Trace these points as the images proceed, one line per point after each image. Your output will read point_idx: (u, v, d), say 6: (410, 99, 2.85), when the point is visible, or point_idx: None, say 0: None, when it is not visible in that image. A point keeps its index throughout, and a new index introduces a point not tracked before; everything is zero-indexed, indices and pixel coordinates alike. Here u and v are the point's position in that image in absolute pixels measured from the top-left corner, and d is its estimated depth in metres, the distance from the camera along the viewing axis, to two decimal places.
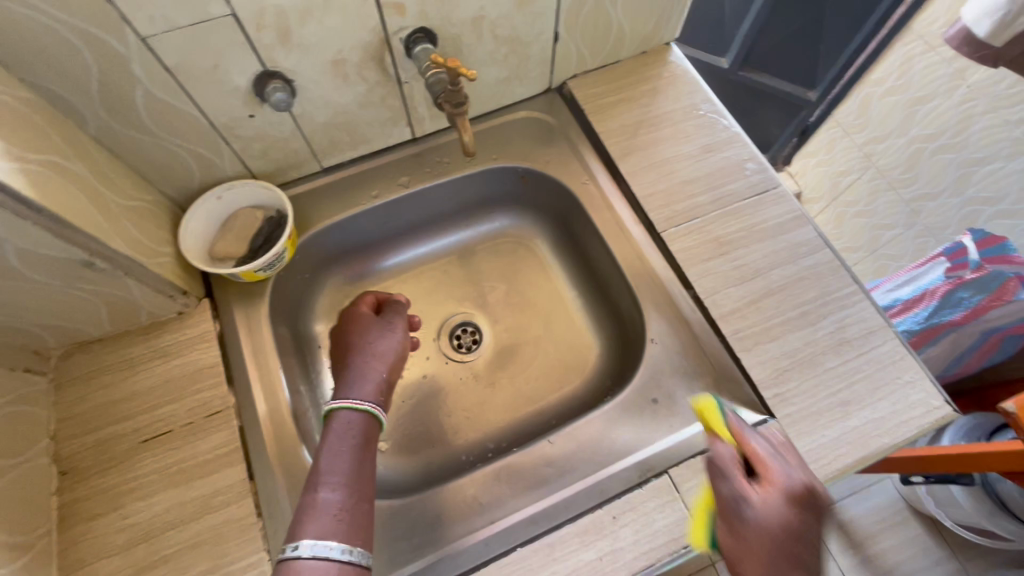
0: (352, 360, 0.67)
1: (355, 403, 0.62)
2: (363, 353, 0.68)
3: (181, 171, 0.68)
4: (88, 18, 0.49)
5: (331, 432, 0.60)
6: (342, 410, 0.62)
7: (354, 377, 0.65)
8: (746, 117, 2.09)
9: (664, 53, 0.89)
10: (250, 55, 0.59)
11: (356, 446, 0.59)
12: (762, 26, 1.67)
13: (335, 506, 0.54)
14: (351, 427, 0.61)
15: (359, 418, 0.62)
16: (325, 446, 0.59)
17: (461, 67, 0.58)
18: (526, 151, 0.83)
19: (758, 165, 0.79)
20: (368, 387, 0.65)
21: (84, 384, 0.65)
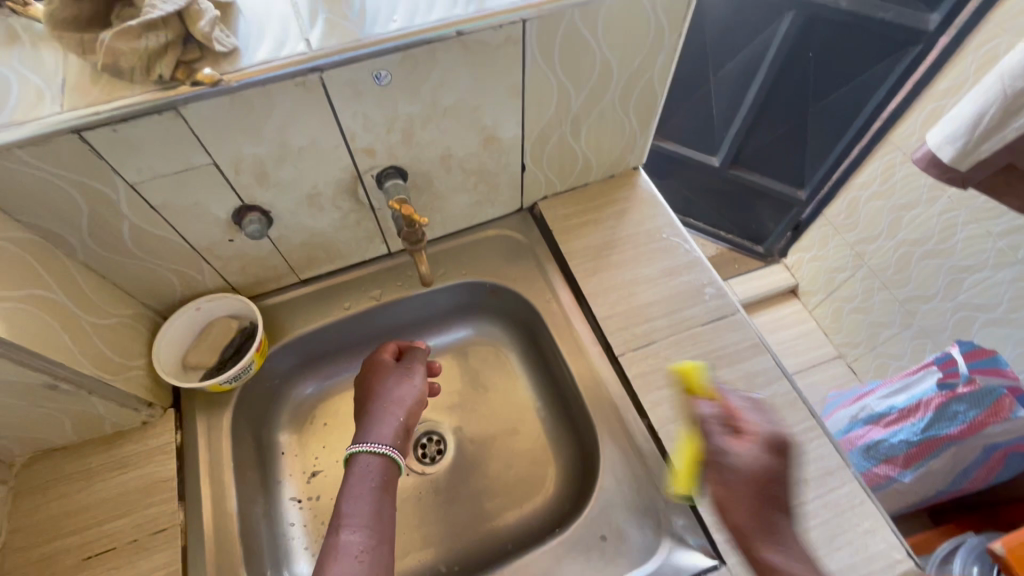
0: (375, 404, 0.69)
1: (374, 447, 0.64)
2: (384, 399, 0.70)
3: (163, 286, 0.72)
4: (80, 172, 0.55)
5: (353, 476, 0.62)
6: (363, 454, 0.63)
7: (375, 421, 0.67)
8: (739, 212, 2.10)
9: (633, 176, 0.94)
10: (230, 195, 0.64)
11: (375, 490, 0.62)
12: (747, 130, 1.76)
13: (357, 548, 0.56)
14: (370, 470, 0.63)
15: (377, 461, 0.64)
16: (346, 490, 0.62)
17: (415, 214, 0.64)
18: (494, 268, 0.88)
19: (717, 290, 0.81)
20: (385, 430, 0.67)
21: (40, 494, 0.66)
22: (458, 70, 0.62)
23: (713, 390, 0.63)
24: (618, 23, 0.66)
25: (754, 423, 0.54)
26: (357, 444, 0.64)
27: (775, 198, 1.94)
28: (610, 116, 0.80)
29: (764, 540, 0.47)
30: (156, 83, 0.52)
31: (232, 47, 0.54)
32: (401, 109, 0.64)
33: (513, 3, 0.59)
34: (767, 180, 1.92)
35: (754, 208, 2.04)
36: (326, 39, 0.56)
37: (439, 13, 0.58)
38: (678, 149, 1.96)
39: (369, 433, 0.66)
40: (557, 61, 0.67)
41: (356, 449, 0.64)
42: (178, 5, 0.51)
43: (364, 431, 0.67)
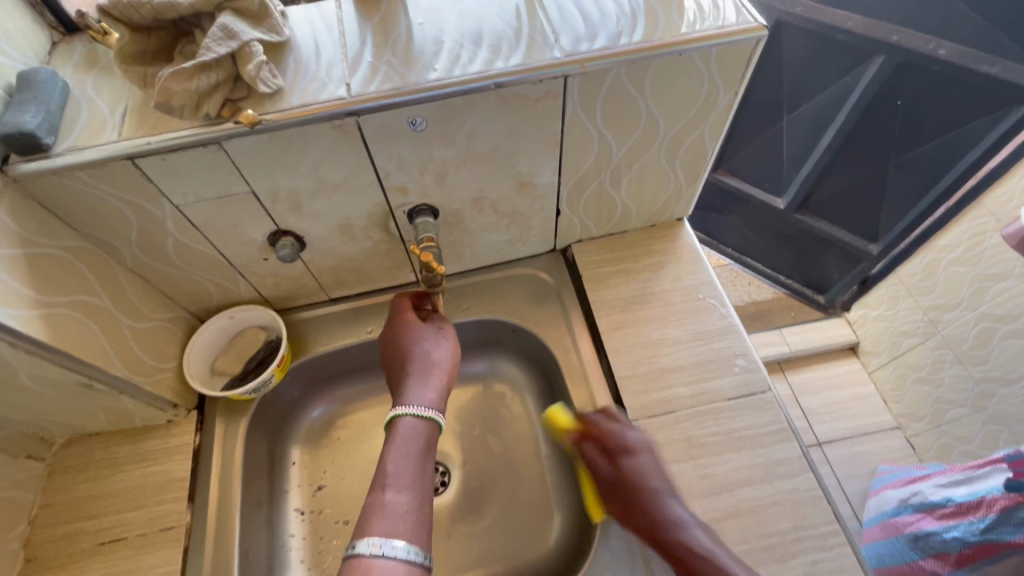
0: (412, 362, 0.68)
1: (417, 411, 0.63)
2: (421, 357, 0.69)
3: (202, 294, 0.77)
4: (131, 193, 0.59)
5: (400, 436, 0.61)
6: (410, 415, 0.63)
7: (414, 380, 0.67)
8: (801, 257, 1.95)
9: (675, 227, 0.90)
10: (266, 219, 0.67)
11: (420, 453, 0.62)
12: (820, 174, 1.63)
13: (404, 507, 0.56)
14: (415, 434, 0.62)
15: (421, 425, 0.64)
16: (390, 448, 0.61)
17: (433, 264, 0.66)
18: (518, 307, 0.86)
19: (749, 363, 0.76)
20: (427, 392, 0.66)
21: (72, 475, 0.72)
22: (494, 120, 0.62)
23: (577, 418, 0.71)
24: (667, 82, 0.64)
25: (620, 432, 0.67)
26: (401, 405, 0.63)
27: (841, 247, 1.78)
28: (654, 169, 0.77)
29: (677, 530, 0.59)
30: (203, 119, 0.55)
31: (276, 87, 0.56)
32: (434, 153, 0.64)
33: (555, 59, 0.58)
34: (834, 228, 1.77)
35: (817, 256, 1.89)
36: (366, 84, 0.57)
37: (479, 65, 0.58)
38: (740, 185, 1.86)
39: (411, 394, 0.65)
40: (599, 115, 0.65)
41: (401, 410, 0.63)
42: (231, 48, 0.54)
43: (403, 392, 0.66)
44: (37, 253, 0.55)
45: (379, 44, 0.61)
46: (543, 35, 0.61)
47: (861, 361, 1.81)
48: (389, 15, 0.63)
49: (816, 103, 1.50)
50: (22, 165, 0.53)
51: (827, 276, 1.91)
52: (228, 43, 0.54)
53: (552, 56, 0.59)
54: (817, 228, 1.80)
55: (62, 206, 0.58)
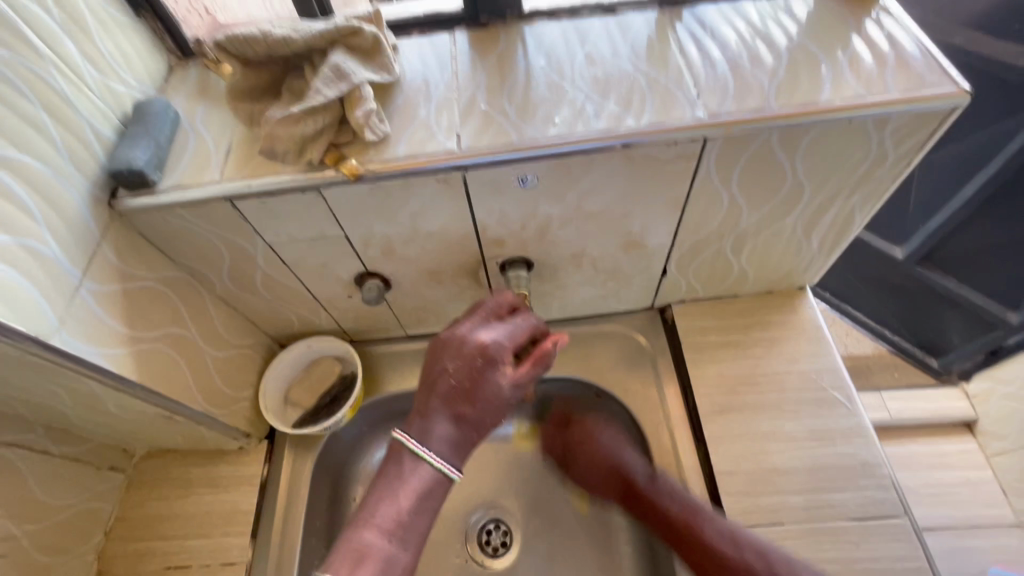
0: (460, 408, 0.50)
1: (438, 464, 0.50)
2: (474, 412, 0.50)
3: (283, 322, 0.75)
4: (229, 231, 0.57)
5: (418, 486, 0.49)
6: (429, 465, 0.50)
7: (446, 425, 0.50)
8: (910, 312, 1.22)
9: (796, 297, 0.78)
10: (356, 261, 0.63)
11: (434, 511, 0.50)
12: (952, 230, 1.08)
13: (396, 569, 0.46)
14: (435, 487, 0.50)
15: (442, 481, 0.50)
16: (400, 492, 0.49)
17: None
18: (605, 368, 0.79)
19: (880, 478, 0.64)
20: (461, 451, 0.51)
21: (146, 490, 0.73)
22: (614, 180, 0.54)
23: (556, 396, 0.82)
24: (824, 150, 0.54)
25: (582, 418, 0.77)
26: (428, 452, 0.49)
27: (957, 305, 1.12)
28: (784, 237, 0.67)
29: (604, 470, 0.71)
30: (306, 164, 0.52)
31: (382, 134, 0.52)
32: (540, 211, 0.57)
33: (696, 120, 0.50)
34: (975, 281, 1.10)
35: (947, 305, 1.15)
36: (478, 136, 0.52)
37: (606, 120, 0.51)
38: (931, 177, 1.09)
39: (444, 448, 0.50)
40: (733, 180, 0.56)
41: (423, 452, 0.50)
42: (340, 91, 0.50)
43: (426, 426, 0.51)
44: (135, 288, 0.55)
45: (494, 88, 0.55)
46: (681, 89, 0.52)
47: (978, 442, 1.03)
48: (508, 54, 0.57)
49: (984, 134, 0.99)
50: (128, 200, 0.52)
51: (941, 344, 1.17)
52: (337, 86, 0.50)
53: (693, 115, 0.50)
54: (937, 282, 1.14)
55: (164, 239, 0.57)
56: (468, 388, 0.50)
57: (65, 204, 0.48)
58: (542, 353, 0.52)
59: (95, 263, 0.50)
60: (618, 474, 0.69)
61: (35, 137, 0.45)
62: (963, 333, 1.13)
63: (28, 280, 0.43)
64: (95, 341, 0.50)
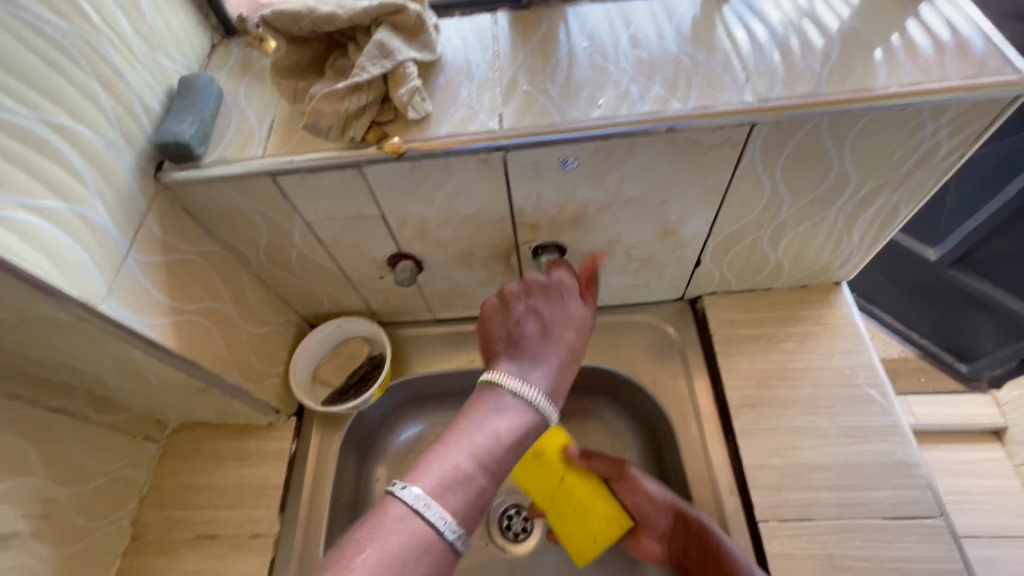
0: (545, 341, 0.50)
1: (532, 396, 0.46)
2: (558, 342, 0.50)
3: (315, 301, 0.76)
4: (268, 207, 0.57)
5: (505, 406, 0.46)
6: (522, 396, 0.46)
7: (534, 359, 0.49)
8: (938, 313, 1.16)
9: (832, 292, 0.77)
10: (390, 242, 0.64)
11: (521, 434, 0.45)
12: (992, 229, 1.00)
13: (477, 493, 0.42)
14: (524, 410, 0.46)
15: (534, 408, 0.46)
16: (489, 413, 0.45)
17: None
18: (633, 358, 0.78)
19: (915, 478, 0.63)
20: (547, 374, 0.48)
21: (179, 461, 0.74)
22: (656, 165, 0.54)
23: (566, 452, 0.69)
24: (875, 138, 0.52)
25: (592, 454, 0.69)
26: (515, 376, 0.47)
27: (990, 312, 1.06)
28: (824, 230, 0.65)
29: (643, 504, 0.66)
30: (348, 142, 0.52)
31: (424, 113, 0.52)
32: (578, 195, 0.57)
33: (745, 104, 0.49)
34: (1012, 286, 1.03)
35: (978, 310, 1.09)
36: (520, 116, 0.51)
37: (651, 103, 0.50)
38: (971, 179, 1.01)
39: (531, 374, 0.48)
40: (777, 168, 0.55)
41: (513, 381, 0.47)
42: (384, 68, 0.50)
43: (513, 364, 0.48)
44: (177, 260, 0.56)
45: (537, 69, 0.54)
46: (729, 74, 0.51)
47: (1006, 450, 0.97)
48: (551, 35, 0.57)
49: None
50: (173, 173, 0.53)
51: (971, 347, 1.13)
52: (382, 62, 0.50)
53: (741, 100, 0.49)
54: (970, 288, 1.07)
55: (204, 214, 0.58)
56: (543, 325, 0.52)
57: (114, 174, 0.48)
58: (588, 281, 0.56)
59: (141, 234, 0.51)
60: (659, 511, 0.65)
61: (88, 107, 0.46)
62: (996, 337, 1.08)
63: (80, 246, 0.44)
64: (140, 310, 0.51)
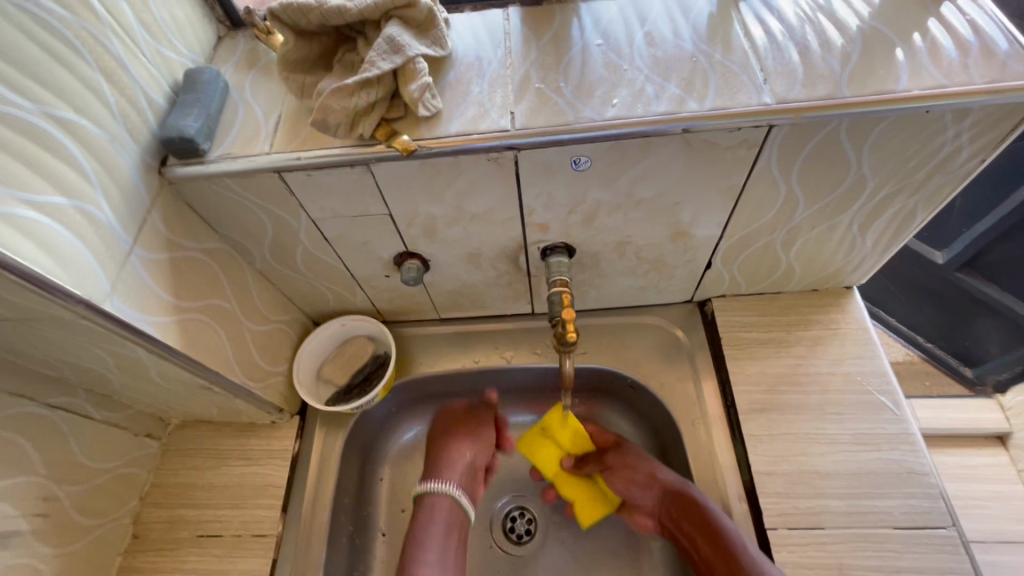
0: (460, 454, 0.72)
1: (453, 493, 0.69)
2: (474, 445, 0.73)
3: (319, 299, 0.75)
4: (274, 204, 0.56)
5: (431, 522, 0.67)
6: (449, 498, 0.68)
7: (455, 464, 0.71)
8: (945, 318, 1.14)
9: (843, 296, 0.76)
10: (397, 240, 0.63)
11: (445, 531, 0.67)
12: (1001, 235, 0.99)
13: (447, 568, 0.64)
14: (442, 511, 0.68)
15: (445, 501, 0.69)
16: (429, 528, 0.67)
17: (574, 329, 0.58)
18: (640, 361, 0.77)
19: (927, 487, 0.62)
20: (453, 473, 0.70)
21: (181, 459, 0.74)
22: (670, 166, 0.53)
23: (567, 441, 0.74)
24: (895, 142, 0.51)
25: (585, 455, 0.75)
26: (427, 484, 0.69)
27: (997, 315, 1.04)
28: (838, 234, 0.64)
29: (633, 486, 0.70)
30: (356, 139, 0.51)
31: (435, 110, 0.51)
32: (589, 195, 0.56)
33: (763, 105, 0.48)
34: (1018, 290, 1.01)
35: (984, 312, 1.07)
36: (532, 114, 0.50)
37: (667, 103, 0.49)
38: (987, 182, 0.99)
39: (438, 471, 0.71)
40: (793, 171, 0.54)
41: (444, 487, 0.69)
42: (395, 64, 0.48)
43: (443, 470, 0.70)
44: (181, 258, 0.55)
45: (550, 66, 0.53)
46: (746, 73, 0.50)
47: (1010, 456, 0.93)
48: (564, 32, 0.56)
49: None
50: (177, 168, 0.52)
51: (976, 352, 1.11)
52: (392, 58, 0.48)
53: (760, 101, 0.48)
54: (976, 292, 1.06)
55: (209, 210, 0.57)
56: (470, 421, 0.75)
57: (118, 169, 0.47)
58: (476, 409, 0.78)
59: (145, 230, 0.50)
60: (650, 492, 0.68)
61: (93, 101, 0.45)
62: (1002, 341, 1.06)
63: (83, 244, 0.44)
64: (142, 308, 0.50)
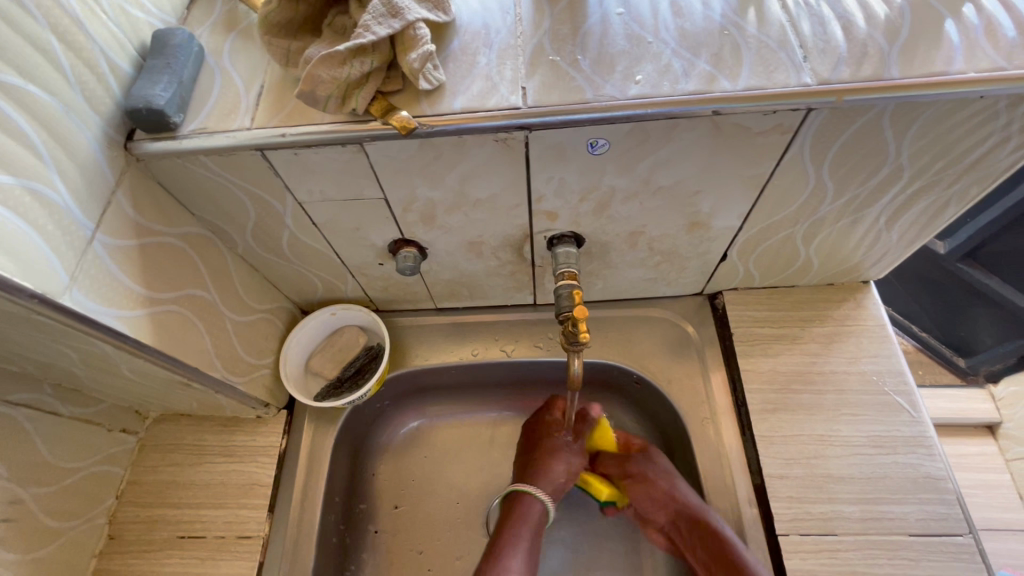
0: (555, 468, 0.67)
1: (546, 500, 0.65)
2: (569, 468, 0.68)
3: (308, 287, 0.70)
4: (258, 185, 0.51)
5: (521, 520, 0.64)
6: (541, 506, 0.65)
7: (552, 478, 0.67)
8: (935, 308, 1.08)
9: (859, 291, 0.72)
10: (392, 227, 0.58)
11: (529, 537, 0.63)
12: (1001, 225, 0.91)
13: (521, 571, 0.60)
14: (528, 516, 0.64)
15: (536, 505, 0.65)
16: (518, 524, 0.63)
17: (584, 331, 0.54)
18: (647, 355, 0.74)
19: (943, 493, 0.60)
20: (547, 481, 0.66)
21: (160, 455, 0.69)
22: (694, 152, 0.48)
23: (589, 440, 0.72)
24: (940, 129, 0.47)
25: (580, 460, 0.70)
26: (522, 484, 0.66)
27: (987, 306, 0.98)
28: (863, 227, 0.60)
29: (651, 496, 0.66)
30: (349, 114, 0.45)
31: (437, 83, 0.45)
32: (604, 181, 0.51)
33: (804, 86, 0.43)
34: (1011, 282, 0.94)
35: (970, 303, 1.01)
36: (546, 90, 0.45)
37: (696, 81, 0.44)
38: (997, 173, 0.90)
39: (534, 473, 0.67)
40: (827, 159, 0.49)
41: (540, 495, 0.65)
42: (391, 29, 0.43)
43: (539, 478, 0.66)
44: (152, 243, 0.49)
45: (565, 36, 0.48)
46: (785, 50, 0.45)
47: (999, 445, 0.93)
48: None
49: None
50: (146, 144, 0.46)
51: (971, 341, 1.03)
52: (390, 22, 0.43)
53: (800, 81, 0.43)
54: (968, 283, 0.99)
55: (184, 191, 0.51)
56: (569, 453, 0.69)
57: (77, 145, 0.42)
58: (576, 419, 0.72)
59: (109, 213, 0.45)
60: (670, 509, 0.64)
61: (44, 64, 0.39)
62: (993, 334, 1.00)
63: (34, 230, 0.38)
64: (109, 302, 0.45)
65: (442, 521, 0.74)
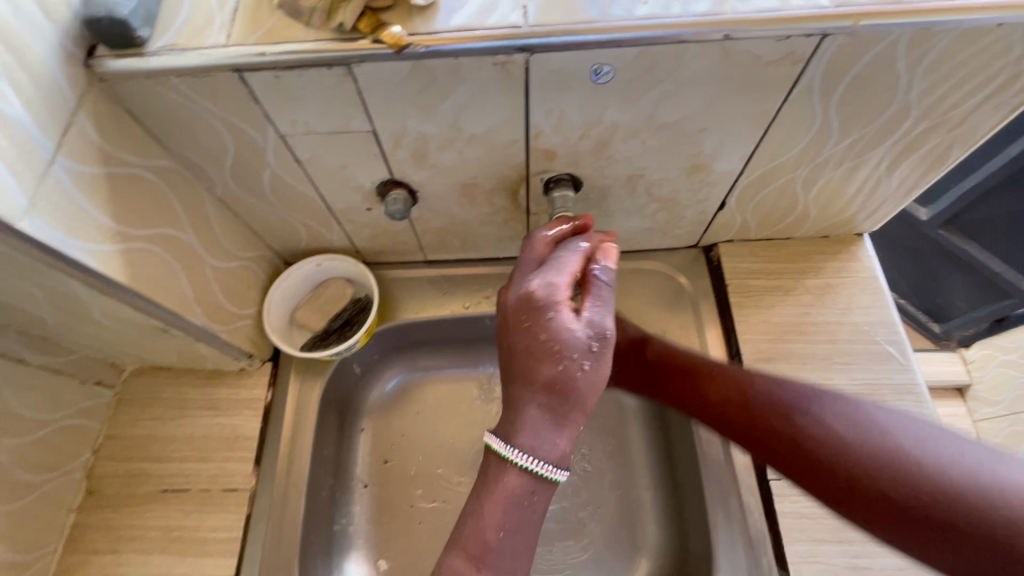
0: (569, 395, 0.43)
1: (542, 470, 0.42)
2: (585, 398, 0.43)
3: (291, 235, 0.67)
4: (236, 113, 0.47)
5: (499, 500, 0.43)
6: (536, 480, 0.42)
7: (565, 416, 0.43)
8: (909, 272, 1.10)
9: (853, 244, 0.72)
10: (381, 166, 0.55)
11: (519, 522, 0.43)
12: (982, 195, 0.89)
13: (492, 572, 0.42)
14: (512, 496, 0.43)
15: (525, 482, 0.43)
16: (491, 504, 0.43)
17: None
18: (641, 308, 0.73)
19: None
20: (556, 423, 0.43)
21: (138, 409, 0.66)
22: (701, 83, 0.46)
23: None
24: (954, 63, 0.45)
25: None
26: (500, 440, 0.43)
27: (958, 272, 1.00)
28: (863, 174, 0.59)
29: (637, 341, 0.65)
30: (334, 31, 0.42)
31: (431, 0, 0.42)
32: (606, 117, 0.49)
33: (819, 8, 0.41)
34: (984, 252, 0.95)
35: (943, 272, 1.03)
36: (549, 8, 0.42)
37: (708, 3, 0.42)
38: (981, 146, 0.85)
39: (532, 407, 0.43)
40: (836, 94, 0.48)
41: (516, 458, 0.42)
42: None
43: (539, 422, 0.42)
44: (121, 173, 0.46)
45: None
46: None
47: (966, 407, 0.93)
48: None
49: None
50: (109, 60, 0.42)
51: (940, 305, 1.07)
52: None
53: (816, 3, 0.41)
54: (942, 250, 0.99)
55: (154, 117, 0.47)
56: (554, 385, 0.42)
57: (30, 56, 0.38)
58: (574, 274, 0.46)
59: (71, 136, 0.41)
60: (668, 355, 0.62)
61: None
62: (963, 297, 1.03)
63: None
64: (74, 234, 0.41)
65: (432, 475, 0.73)
